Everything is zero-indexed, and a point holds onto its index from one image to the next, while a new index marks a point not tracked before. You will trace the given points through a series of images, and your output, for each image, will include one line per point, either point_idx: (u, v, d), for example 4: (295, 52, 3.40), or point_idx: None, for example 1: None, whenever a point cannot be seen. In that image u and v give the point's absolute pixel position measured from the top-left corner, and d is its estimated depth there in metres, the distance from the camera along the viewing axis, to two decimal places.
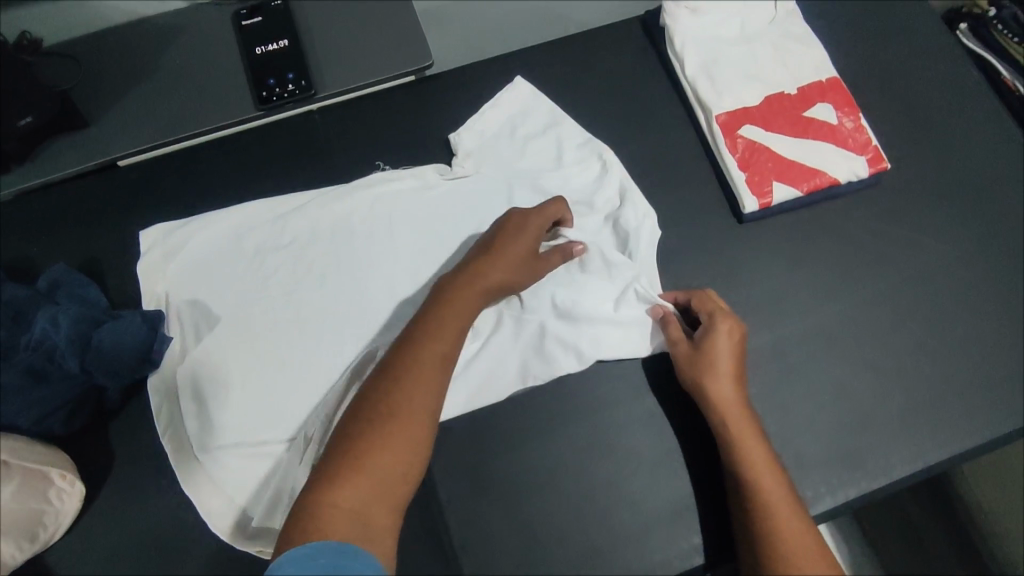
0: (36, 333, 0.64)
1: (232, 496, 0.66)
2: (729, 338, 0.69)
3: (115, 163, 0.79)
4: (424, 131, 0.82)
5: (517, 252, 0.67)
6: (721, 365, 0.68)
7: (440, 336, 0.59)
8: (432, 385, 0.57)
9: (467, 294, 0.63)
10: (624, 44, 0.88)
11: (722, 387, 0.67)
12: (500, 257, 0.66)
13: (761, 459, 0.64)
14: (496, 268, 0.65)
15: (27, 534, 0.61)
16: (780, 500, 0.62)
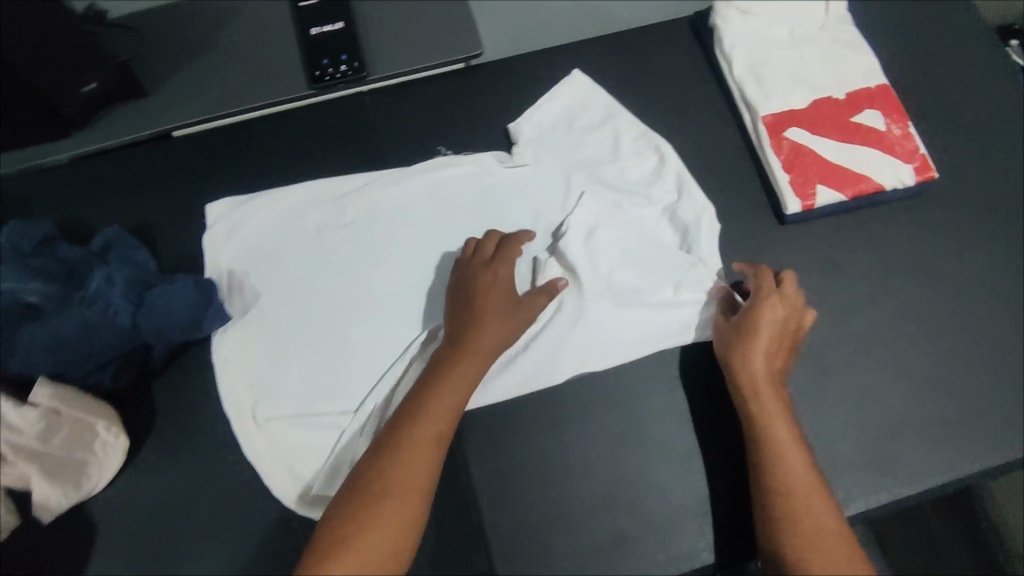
0: (93, 290, 0.67)
1: (291, 465, 0.67)
2: (770, 315, 0.70)
3: (168, 133, 0.81)
4: (471, 118, 0.83)
5: (498, 314, 0.68)
6: (761, 343, 0.68)
7: (429, 414, 0.63)
8: (423, 459, 0.61)
9: (465, 368, 0.66)
10: (671, 42, 0.89)
11: (754, 360, 0.68)
12: (483, 323, 0.68)
13: (796, 455, 0.64)
14: (485, 336, 0.67)
15: (74, 481, 0.64)
16: (812, 497, 0.63)
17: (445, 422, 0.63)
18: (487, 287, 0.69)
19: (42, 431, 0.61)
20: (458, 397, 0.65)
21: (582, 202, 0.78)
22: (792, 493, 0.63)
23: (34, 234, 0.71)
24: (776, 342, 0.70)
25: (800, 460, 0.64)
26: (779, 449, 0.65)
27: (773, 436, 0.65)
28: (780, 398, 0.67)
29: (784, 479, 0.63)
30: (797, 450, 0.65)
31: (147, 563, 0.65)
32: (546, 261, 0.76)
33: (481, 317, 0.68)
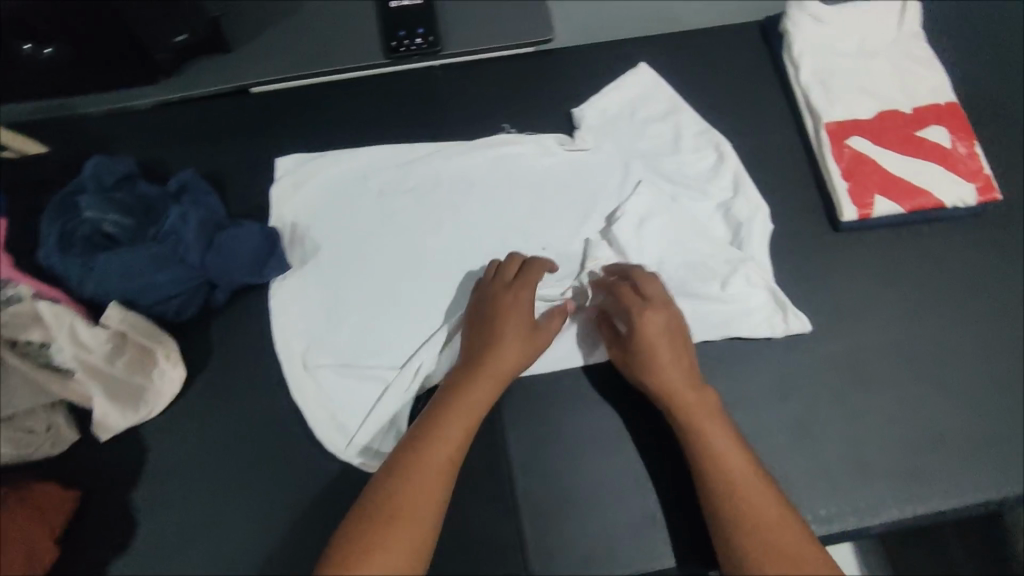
0: (166, 226, 0.70)
1: (336, 412, 0.70)
2: (657, 323, 0.68)
3: (247, 88, 0.83)
4: (536, 100, 0.85)
5: (516, 338, 0.67)
6: (657, 354, 0.67)
7: (442, 434, 0.61)
8: (435, 480, 0.58)
9: (479, 391, 0.64)
10: (739, 44, 0.90)
11: (657, 378, 0.66)
12: (501, 346, 0.66)
13: (732, 454, 0.62)
14: (501, 359, 0.65)
15: (130, 405, 0.68)
16: (752, 491, 0.60)
17: (458, 444, 0.61)
18: (507, 310, 0.67)
19: (107, 352, 0.66)
20: (472, 420, 0.63)
21: (639, 189, 0.79)
22: (730, 490, 0.61)
23: (118, 168, 0.74)
24: (674, 346, 0.67)
25: (739, 461, 0.62)
26: (713, 452, 0.63)
27: (705, 438, 0.64)
28: (704, 399, 0.65)
29: (721, 478, 0.61)
30: (733, 448, 0.63)
31: (191, 489, 0.67)
32: (596, 243, 0.77)
33: (499, 341, 0.66)
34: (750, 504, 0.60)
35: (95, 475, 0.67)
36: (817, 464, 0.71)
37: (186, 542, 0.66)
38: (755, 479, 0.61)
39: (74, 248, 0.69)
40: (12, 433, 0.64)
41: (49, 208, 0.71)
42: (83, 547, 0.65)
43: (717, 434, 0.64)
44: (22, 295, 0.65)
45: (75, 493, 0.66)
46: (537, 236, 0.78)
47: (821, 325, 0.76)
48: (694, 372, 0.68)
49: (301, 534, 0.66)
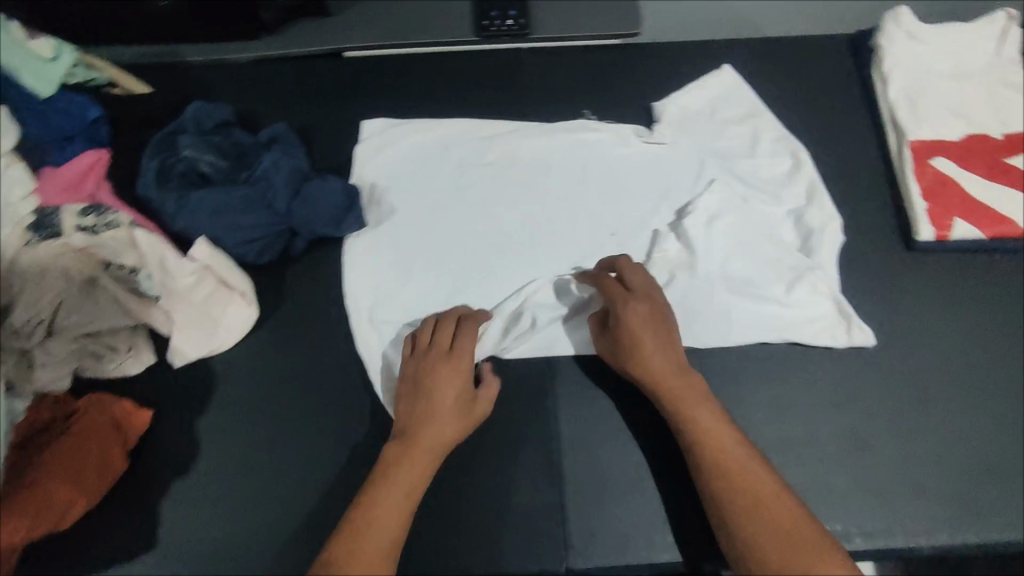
0: (258, 171, 0.74)
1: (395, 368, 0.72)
2: (640, 313, 0.67)
3: (342, 53, 0.87)
4: (617, 90, 0.86)
5: (451, 409, 0.64)
6: (642, 344, 0.66)
7: (378, 512, 0.58)
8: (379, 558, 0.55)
9: (414, 471, 0.61)
10: (828, 55, 0.89)
11: (646, 365, 0.66)
12: (435, 419, 0.63)
13: (720, 433, 0.63)
14: (435, 433, 0.63)
15: (203, 337, 0.71)
16: (747, 466, 0.60)
17: (400, 517, 0.58)
18: (439, 384, 0.65)
19: (190, 283, 0.70)
20: (410, 493, 0.60)
21: (712, 187, 0.79)
22: (722, 470, 0.61)
23: (217, 114, 0.78)
24: (659, 335, 0.67)
25: (728, 438, 0.62)
26: (702, 434, 0.63)
27: (691, 420, 0.64)
28: (691, 382, 0.65)
29: (713, 459, 0.61)
30: (720, 427, 0.63)
31: (251, 422, 0.70)
32: (664, 236, 0.77)
33: (432, 414, 0.64)
34: (745, 478, 0.60)
35: (167, 398, 0.71)
36: (869, 479, 0.70)
37: (241, 471, 0.69)
38: (744, 457, 0.61)
39: (170, 181, 0.74)
40: (93, 346, 0.68)
41: (152, 143, 0.76)
42: (148, 463, 0.69)
43: (704, 414, 0.64)
44: (120, 221, 0.70)
45: (151, 412, 0.69)
46: (606, 222, 0.79)
47: (885, 341, 0.75)
48: (681, 358, 0.67)
49: (350, 478, 0.68)
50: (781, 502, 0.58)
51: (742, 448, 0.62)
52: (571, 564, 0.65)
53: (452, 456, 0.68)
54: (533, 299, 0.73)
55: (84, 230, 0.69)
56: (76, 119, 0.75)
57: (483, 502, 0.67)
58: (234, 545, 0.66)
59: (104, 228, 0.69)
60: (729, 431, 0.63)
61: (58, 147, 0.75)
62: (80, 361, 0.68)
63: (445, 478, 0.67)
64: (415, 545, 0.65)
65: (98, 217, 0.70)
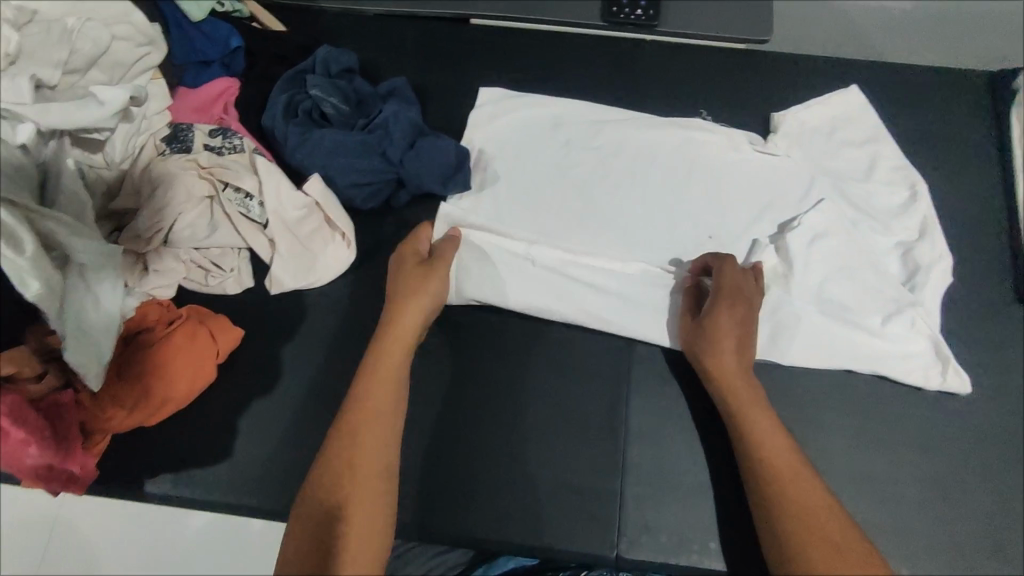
0: (379, 120, 0.76)
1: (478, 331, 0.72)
2: (735, 314, 0.66)
3: (468, 19, 0.88)
4: (736, 95, 0.85)
5: (416, 294, 0.65)
6: (724, 340, 0.65)
7: (372, 394, 0.61)
8: (379, 437, 0.59)
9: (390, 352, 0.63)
10: (964, 89, 0.85)
11: (723, 364, 0.65)
12: (400, 307, 0.65)
13: (777, 441, 0.62)
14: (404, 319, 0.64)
15: (301, 269, 0.74)
16: (801, 478, 0.60)
17: (392, 397, 0.61)
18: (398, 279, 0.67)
19: (299, 216, 0.73)
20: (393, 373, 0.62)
21: (821, 206, 0.75)
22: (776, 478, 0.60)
23: (344, 61, 0.80)
24: (742, 337, 0.66)
25: (782, 446, 0.62)
26: (756, 439, 0.62)
27: (748, 424, 0.63)
28: (755, 388, 0.65)
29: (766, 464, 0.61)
30: (777, 440, 0.62)
31: (334, 358, 0.73)
32: (762, 246, 0.74)
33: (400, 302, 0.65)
34: (795, 489, 0.59)
35: (258, 321, 0.74)
36: (944, 528, 0.67)
37: (319, 402, 0.71)
38: (794, 464, 0.61)
39: (295, 117, 0.77)
40: (203, 261, 0.72)
41: (282, 79, 0.79)
42: (235, 379, 0.72)
43: (765, 425, 0.63)
44: (244, 147, 0.74)
45: (241, 332, 0.72)
46: (703, 224, 0.77)
47: (982, 391, 0.72)
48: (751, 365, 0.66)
49: (421, 426, 0.69)
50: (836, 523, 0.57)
51: (799, 466, 0.61)
52: (623, 551, 0.65)
53: (521, 423, 0.69)
54: (626, 289, 0.73)
55: (211, 151, 0.73)
56: (219, 45, 0.79)
57: (544, 473, 0.68)
58: (301, 470, 0.68)
59: (228, 152, 0.73)
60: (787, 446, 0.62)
61: (197, 70, 0.79)
62: (188, 272, 0.73)
63: (512, 443, 0.69)
64: (475, 500, 0.67)
65: (224, 139, 0.74)
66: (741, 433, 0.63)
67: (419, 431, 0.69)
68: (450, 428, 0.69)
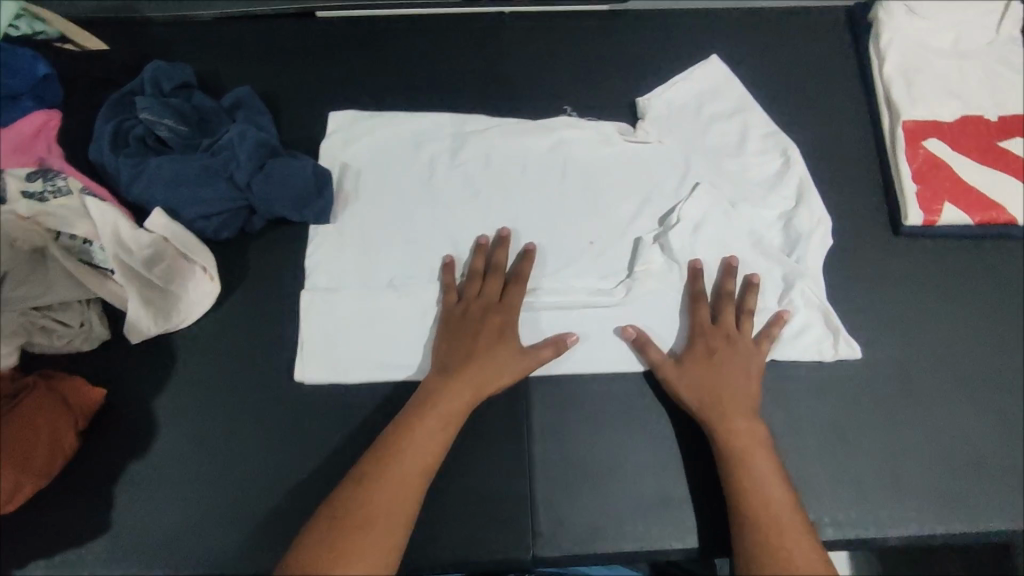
0: (224, 141, 0.70)
1: (357, 357, 0.69)
2: (730, 357, 0.67)
3: (312, 13, 0.83)
4: (604, 64, 0.83)
5: (497, 358, 0.65)
6: (717, 382, 0.65)
7: (425, 434, 0.60)
8: (409, 491, 0.58)
9: (454, 398, 0.63)
10: (824, 28, 0.85)
11: (728, 406, 0.64)
12: (478, 359, 0.65)
13: (762, 480, 0.60)
14: (479, 373, 0.64)
15: (163, 312, 0.68)
16: (769, 516, 0.58)
17: (438, 440, 0.61)
18: (488, 336, 0.66)
19: (147, 256, 0.65)
20: (450, 421, 0.62)
21: (696, 192, 0.74)
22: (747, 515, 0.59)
23: (177, 76, 0.74)
24: (738, 378, 0.66)
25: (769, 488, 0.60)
26: (745, 479, 0.61)
27: (734, 445, 0.62)
28: (753, 428, 0.63)
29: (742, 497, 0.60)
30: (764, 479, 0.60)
31: (210, 402, 0.68)
32: (647, 246, 0.73)
33: (477, 358, 0.65)
34: (763, 527, 0.57)
35: (121, 376, 0.68)
36: (846, 469, 0.69)
37: (199, 452, 0.66)
38: (769, 499, 0.59)
39: (126, 147, 0.70)
40: (45, 320, 0.65)
41: (106, 104, 0.71)
42: (105, 444, 0.66)
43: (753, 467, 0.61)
44: (71, 188, 0.63)
45: (103, 391, 0.66)
46: (585, 230, 0.74)
47: (866, 329, 0.73)
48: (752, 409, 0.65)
49: (313, 460, 0.66)
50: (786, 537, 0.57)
51: (736, 494, 0.60)
52: (538, 551, 0.64)
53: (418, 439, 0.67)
54: None
55: (31, 198, 0.61)
56: (25, 75, 0.67)
57: (450, 486, 0.65)
58: (187, 529, 0.64)
59: (53, 197, 0.62)
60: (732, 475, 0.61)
61: None
62: (29, 336, 0.65)
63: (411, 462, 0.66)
64: None
65: (46, 182, 0.62)
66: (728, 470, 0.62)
67: (311, 465, 0.66)
68: (344, 457, 0.66)
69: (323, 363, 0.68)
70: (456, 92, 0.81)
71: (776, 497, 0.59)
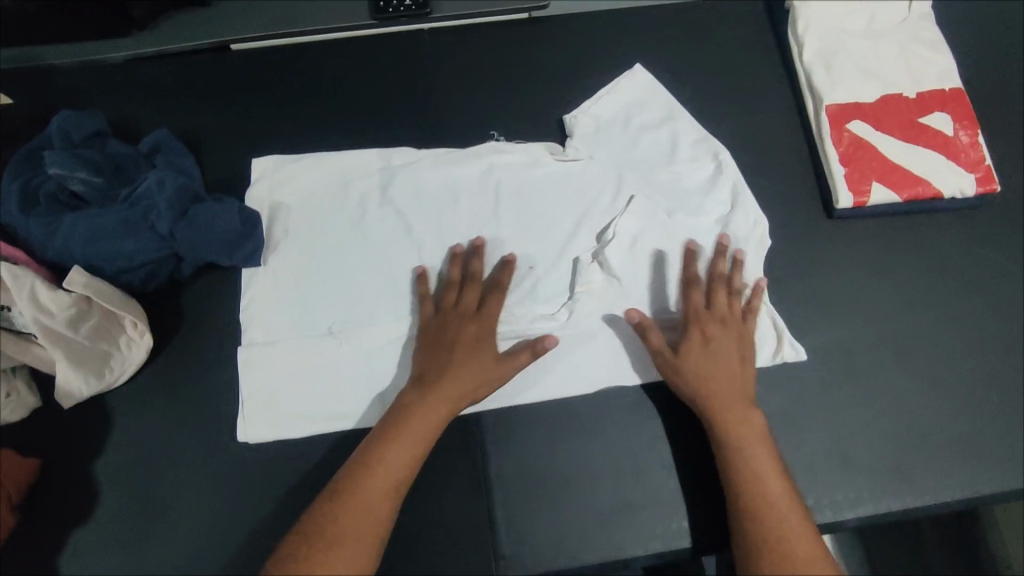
0: (141, 190, 0.68)
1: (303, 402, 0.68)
2: (724, 344, 0.67)
3: (228, 46, 0.81)
4: (529, 73, 0.83)
5: (475, 369, 0.65)
6: (713, 372, 0.66)
7: (398, 447, 0.60)
8: (375, 512, 0.57)
9: (430, 411, 0.63)
10: (743, 18, 0.86)
11: (724, 394, 0.65)
12: (455, 368, 0.64)
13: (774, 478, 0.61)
14: (454, 386, 0.64)
15: (95, 372, 0.66)
16: (786, 510, 0.60)
17: (413, 454, 0.61)
18: (467, 343, 0.66)
19: (70, 317, 0.63)
20: (427, 434, 0.62)
21: (632, 206, 0.75)
22: (757, 504, 0.60)
23: (87, 125, 0.72)
24: (734, 366, 0.67)
25: (773, 478, 0.62)
26: (754, 472, 0.62)
27: (736, 434, 0.64)
28: (750, 417, 0.65)
29: (756, 486, 0.61)
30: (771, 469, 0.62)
31: (152, 460, 0.66)
32: (586, 265, 0.73)
33: (455, 368, 0.64)
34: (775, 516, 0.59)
35: (55, 442, 0.66)
36: (799, 455, 0.69)
37: (145, 513, 0.64)
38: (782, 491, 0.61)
39: (37, 205, 0.67)
40: None
41: (13, 162, 0.69)
42: (44, 515, 0.64)
43: (759, 458, 0.63)
44: None
45: (33, 461, 0.64)
46: (523, 254, 0.74)
47: (809, 316, 0.74)
48: (747, 392, 0.66)
49: (266, 509, 0.64)
50: (792, 538, 0.58)
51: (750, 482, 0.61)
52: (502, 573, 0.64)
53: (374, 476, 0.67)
54: None
55: None
56: None
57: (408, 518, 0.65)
58: None
59: None
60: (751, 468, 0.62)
61: None
62: None
63: None
64: None
65: None
66: (734, 466, 0.63)
67: (263, 514, 0.64)
68: (298, 502, 0.65)
69: (266, 417, 0.67)
70: (382, 115, 0.80)
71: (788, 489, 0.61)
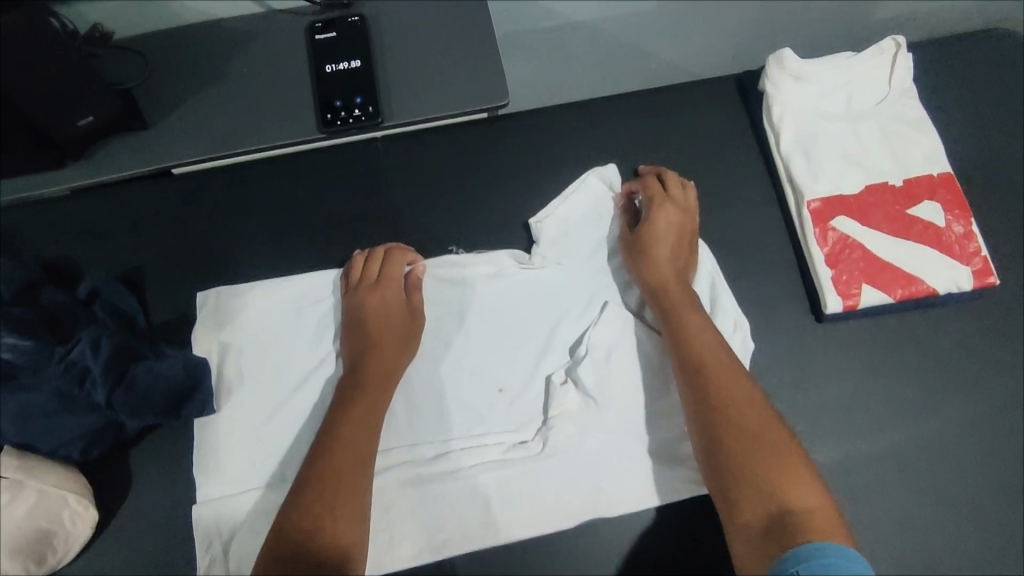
0: (74, 352, 0.62)
1: None
2: (667, 216, 0.72)
3: (169, 169, 0.74)
4: (492, 178, 0.78)
5: (395, 299, 0.69)
6: (659, 242, 0.71)
7: (359, 395, 0.64)
8: (351, 435, 0.61)
9: (381, 349, 0.67)
10: (716, 103, 0.81)
11: (660, 254, 0.71)
12: (377, 346, 0.67)
13: (709, 338, 0.64)
14: (381, 357, 0.67)
15: (34, 557, 0.60)
16: (731, 378, 0.61)
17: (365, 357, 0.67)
18: (376, 311, 0.68)
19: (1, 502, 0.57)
20: (385, 365, 0.67)
21: (604, 315, 0.71)
22: (704, 366, 0.62)
23: (17, 277, 0.66)
24: (678, 242, 0.72)
25: (707, 333, 0.65)
26: (690, 332, 0.65)
27: (671, 293, 0.69)
28: (689, 290, 0.69)
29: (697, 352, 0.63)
30: (714, 342, 0.64)
31: None
32: (558, 386, 0.69)
33: (374, 344, 0.67)
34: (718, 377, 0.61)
35: None
36: None
37: None
38: (720, 350, 0.64)
39: None
40: None
41: None
42: None
43: (698, 325, 0.66)
44: None
45: None
46: (490, 374, 0.70)
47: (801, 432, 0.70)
48: (686, 260, 0.72)
49: None
50: (735, 397, 0.59)
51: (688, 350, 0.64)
52: None
53: None
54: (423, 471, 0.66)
55: None
56: None
57: None
58: None
59: None
60: (687, 342, 0.65)
61: None
62: None
63: None
64: None
65: None
66: (680, 330, 0.66)
67: None
68: None
69: None
70: (336, 234, 0.76)
71: (728, 358, 0.63)
